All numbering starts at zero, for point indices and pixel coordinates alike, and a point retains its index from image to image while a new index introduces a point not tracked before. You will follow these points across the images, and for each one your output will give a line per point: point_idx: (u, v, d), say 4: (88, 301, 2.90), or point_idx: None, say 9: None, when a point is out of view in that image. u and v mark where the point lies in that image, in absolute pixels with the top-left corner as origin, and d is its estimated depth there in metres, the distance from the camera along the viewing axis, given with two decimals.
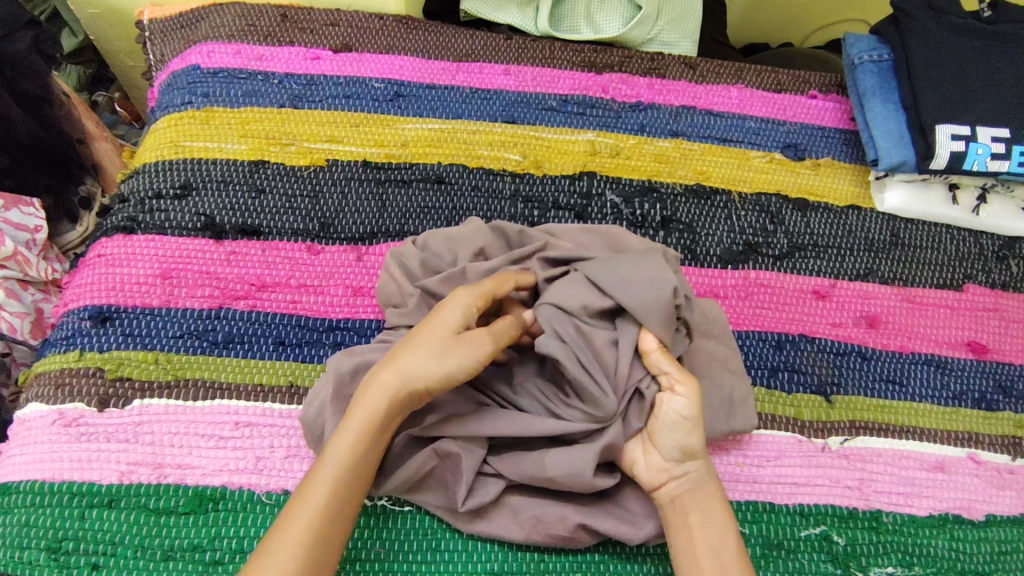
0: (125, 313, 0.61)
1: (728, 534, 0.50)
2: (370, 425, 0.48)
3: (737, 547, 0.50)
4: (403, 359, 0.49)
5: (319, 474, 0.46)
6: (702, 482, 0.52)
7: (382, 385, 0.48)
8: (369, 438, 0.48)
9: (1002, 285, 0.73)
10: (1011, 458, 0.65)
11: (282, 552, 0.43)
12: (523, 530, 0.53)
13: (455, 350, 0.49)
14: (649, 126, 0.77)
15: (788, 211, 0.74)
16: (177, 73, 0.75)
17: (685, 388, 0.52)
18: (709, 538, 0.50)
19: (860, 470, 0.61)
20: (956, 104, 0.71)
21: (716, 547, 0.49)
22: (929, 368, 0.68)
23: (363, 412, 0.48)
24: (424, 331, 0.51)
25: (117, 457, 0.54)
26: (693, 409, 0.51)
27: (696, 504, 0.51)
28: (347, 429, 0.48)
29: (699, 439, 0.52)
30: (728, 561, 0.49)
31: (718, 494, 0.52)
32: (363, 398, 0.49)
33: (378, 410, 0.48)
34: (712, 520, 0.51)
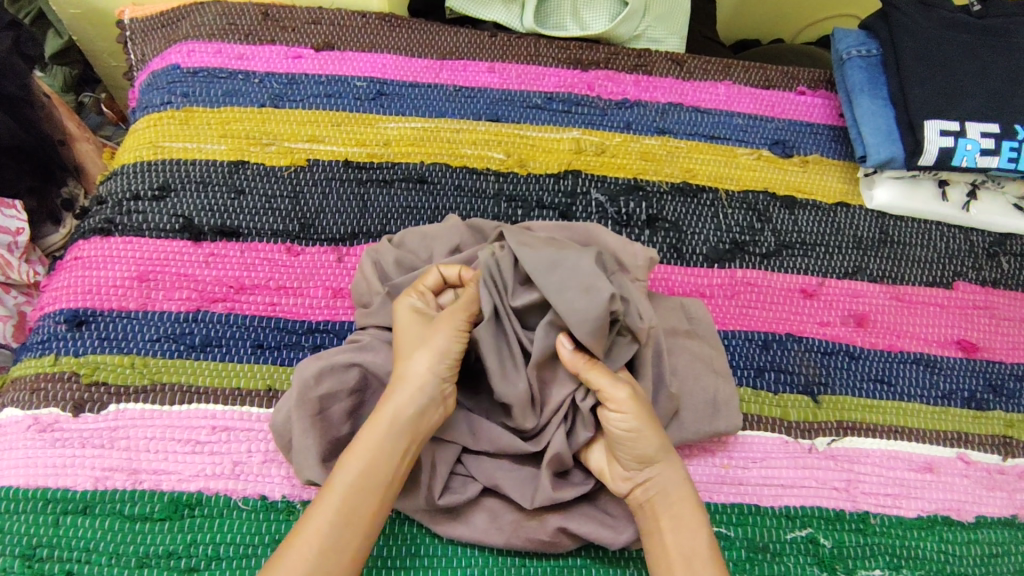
0: (102, 316, 0.60)
1: (702, 537, 0.49)
2: (383, 435, 0.49)
3: (711, 551, 0.48)
4: (403, 365, 0.51)
5: (333, 483, 0.48)
6: (671, 487, 0.50)
7: (395, 394, 0.50)
8: (383, 447, 0.49)
9: (993, 282, 0.73)
10: (1002, 459, 0.64)
11: (296, 557, 0.44)
12: (502, 534, 0.52)
13: (422, 338, 0.52)
14: (636, 123, 0.76)
15: (776, 209, 0.73)
16: (158, 73, 0.74)
17: (619, 399, 0.50)
18: (681, 543, 0.49)
19: (847, 471, 0.61)
20: (945, 99, 0.70)
21: (689, 552, 0.48)
22: (919, 367, 0.67)
23: (378, 423, 0.49)
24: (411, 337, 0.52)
25: (92, 463, 0.54)
26: (633, 420, 0.50)
27: (667, 507, 0.50)
28: (361, 440, 0.49)
29: (653, 445, 0.50)
30: (700, 565, 0.48)
31: (691, 496, 0.51)
32: (379, 411, 0.50)
33: (391, 420, 0.49)
34: (684, 524, 0.49)
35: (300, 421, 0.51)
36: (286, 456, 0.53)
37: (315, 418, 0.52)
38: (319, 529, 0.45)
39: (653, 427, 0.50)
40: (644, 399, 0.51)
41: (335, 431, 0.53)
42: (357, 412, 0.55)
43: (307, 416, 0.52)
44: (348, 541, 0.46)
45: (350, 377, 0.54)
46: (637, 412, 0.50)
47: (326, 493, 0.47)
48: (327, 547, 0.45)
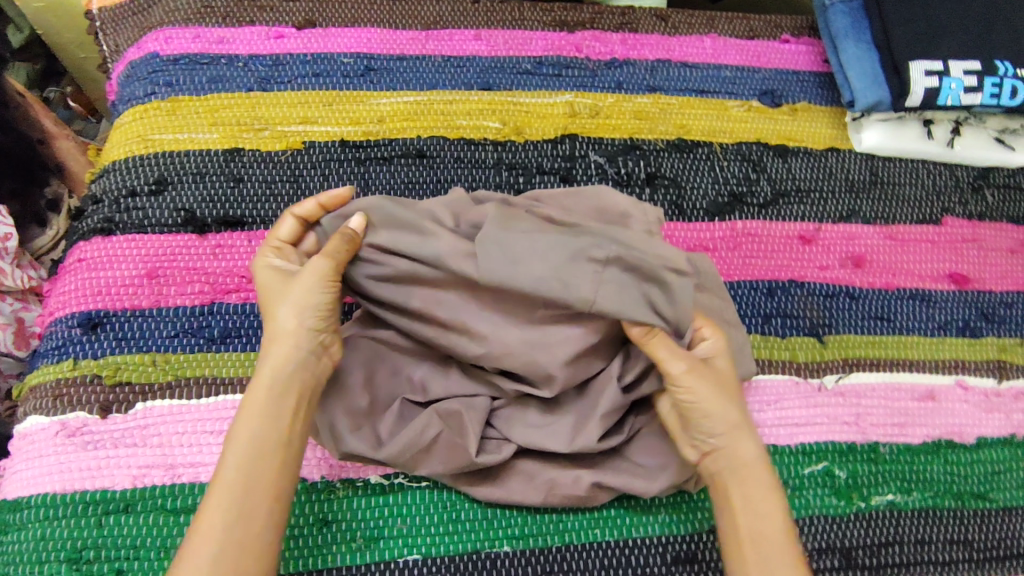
0: (115, 316, 0.59)
1: (775, 518, 0.50)
2: (267, 393, 0.48)
3: (784, 534, 0.49)
4: (277, 321, 0.51)
5: (226, 455, 0.47)
6: (741, 463, 0.51)
7: (270, 352, 0.50)
8: (270, 406, 0.48)
9: (979, 216, 0.75)
10: (997, 382, 0.67)
11: (209, 534, 0.44)
12: (539, 494, 0.54)
13: (288, 295, 0.51)
14: (627, 82, 0.76)
15: (770, 158, 0.75)
16: (136, 63, 0.72)
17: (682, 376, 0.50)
18: (751, 524, 0.50)
19: (856, 406, 0.64)
20: (926, 40, 0.72)
21: (760, 533, 0.49)
22: (915, 301, 0.70)
23: (260, 382, 0.49)
24: (280, 294, 0.52)
25: (127, 462, 0.54)
26: (696, 399, 0.51)
27: (738, 485, 0.51)
28: (246, 405, 0.48)
29: (716, 419, 0.51)
30: (771, 548, 0.49)
31: (765, 474, 0.51)
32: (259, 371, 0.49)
33: (274, 376, 0.49)
34: (755, 504, 0.50)
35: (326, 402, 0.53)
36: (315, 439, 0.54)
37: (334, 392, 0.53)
38: (222, 502, 0.45)
39: (715, 404, 0.51)
40: (705, 370, 0.52)
41: (355, 401, 0.53)
42: (371, 384, 0.55)
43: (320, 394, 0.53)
44: (258, 504, 0.46)
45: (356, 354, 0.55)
46: (698, 383, 0.51)
47: (222, 465, 0.47)
48: (233, 517, 0.45)
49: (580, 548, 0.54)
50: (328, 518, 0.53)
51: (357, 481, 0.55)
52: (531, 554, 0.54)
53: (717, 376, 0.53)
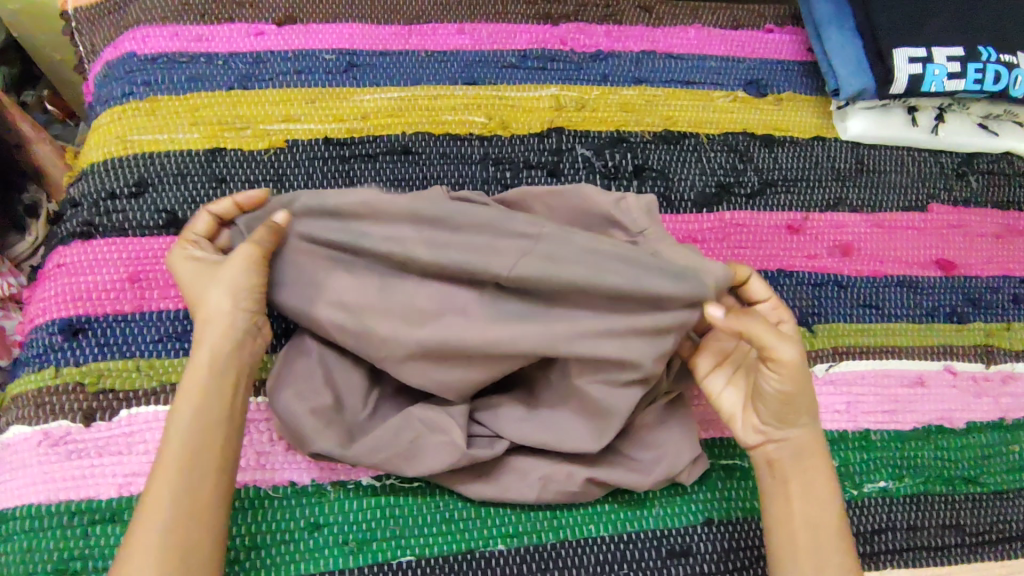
0: (97, 322, 0.57)
1: (831, 509, 0.51)
2: (208, 370, 0.49)
3: (836, 524, 0.51)
4: (210, 300, 0.51)
5: (169, 432, 0.47)
6: (805, 452, 0.52)
7: (205, 330, 0.50)
8: (210, 382, 0.49)
9: (963, 202, 0.76)
10: (985, 366, 0.68)
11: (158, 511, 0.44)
12: (533, 491, 0.53)
13: (212, 281, 0.51)
14: (612, 75, 0.76)
15: (756, 147, 0.74)
16: (113, 63, 0.70)
17: (788, 354, 0.49)
18: (806, 511, 0.51)
19: (847, 394, 0.64)
20: (910, 27, 0.72)
21: (815, 520, 0.50)
22: (903, 288, 0.70)
23: (198, 360, 0.49)
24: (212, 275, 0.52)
25: (113, 470, 0.53)
26: (787, 380, 0.50)
27: (799, 472, 0.52)
28: (185, 383, 0.49)
29: (801, 409, 0.51)
30: (825, 536, 0.50)
31: (821, 462, 0.52)
32: (197, 349, 0.50)
33: (214, 353, 0.50)
34: (813, 491, 0.51)
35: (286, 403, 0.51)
36: (289, 439, 0.53)
37: (294, 394, 0.52)
38: (167, 483, 0.45)
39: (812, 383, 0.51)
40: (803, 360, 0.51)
41: (321, 400, 0.52)
42: (334, 381, 0.53)
43: (277, 392, 0.52)
44: (203, 482, 0.46)
45: (310, 353, 0.54)
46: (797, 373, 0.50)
47: (167, 441, 0.47)
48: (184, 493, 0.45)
49: (575, 545, 0.54)
50: (320, 521, 0.53)
51: (348, 483, 0.54)
52: (526, 552, 0.53)
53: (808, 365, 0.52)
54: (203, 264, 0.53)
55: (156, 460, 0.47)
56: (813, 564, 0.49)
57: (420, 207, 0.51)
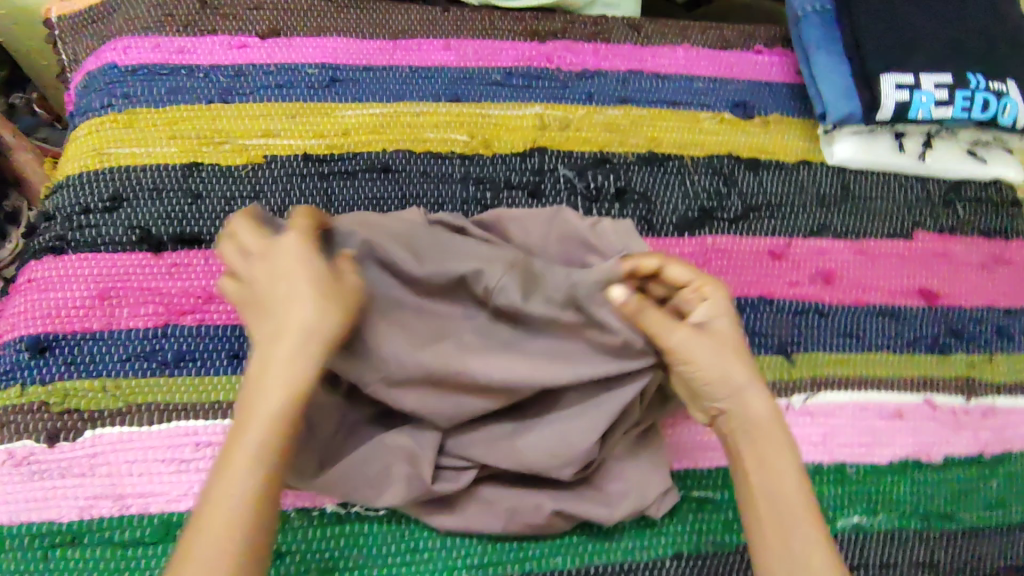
0: (65, 340, 0.57)
1: (790, 479, 0.50)
2: (284, 400, 0.45)
3: (800, 494, 0.49)
4: (296, 318, 0.46)
5: (234, 452, 0.45)
6: (756, 421, 0.51)
7: (290, 351, 0.46)
8: (284, 413, 0.45)
9: (950, 230, 0.75)
10: (966, 399, 0.67)
11: (212, 542, 0.42)
12: (499, 522, 0.53)
13: (288, 286, 0.47)
14: (598, 94, 0.75)
15: (741, 171, 0.74)
16: (93, 73, 0.69)
17: (678, 344, 0.51)
18: (765, 485, 0.49)
19: (823, 426, 0.63)
20: (899, 53, 0.71)
21: (775, 494, 0.49)
22: (884, 318, 0.69)
23: (273, 383, 0.45)
24: (300, 285, 0.47)
25: (74, 493, 0.53)
26: (692, 362, 0.51)
27: (753, 444, 0.51)
28: (259, 404, 0.45)
29: (715, 383, 0.51)
30: (787, 508, 0.49)
31: (778, 433, 0.51)
32: (275, 367, 0.46)
33: (291, 382, 0.46)
34: (768, 463, 0.50)
35: None
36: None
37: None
38: (223, 520, 0.43)
39: (717, 369, 0.51)
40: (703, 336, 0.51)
41: None
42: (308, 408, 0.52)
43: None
44: (261, 522, 0.44)
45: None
46: (696, 352, 0.51)
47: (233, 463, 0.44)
48: (241, 531, 0.43)
49: None
50: (284, 549, 0.53)
51: (313, 510, 0.54)
52: None
53: (720, 336, 0.52)
54: (268, 267, 0.48)
55: (214, 470, 0.45)
56: (778, 539, 0.48)
57: (418, 233, 0.54)
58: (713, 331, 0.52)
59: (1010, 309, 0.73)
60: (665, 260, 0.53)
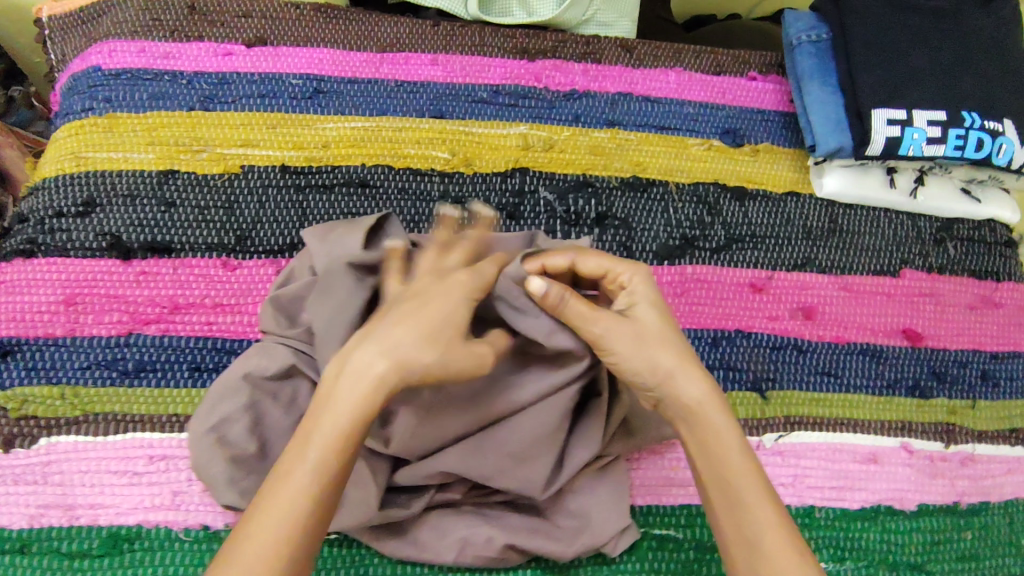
0: (27, 345, 0.58)
1: (730, 457, 0.48)
2: (360, 426, 0.42)
3: (746, 469, 0.47)
4: (400, 346, 0.44)
5: (298, 466, 0.41)
6: (691, 404, 0.49)
7: (383, 381, 0.43)
8: (356, 439, 0.42)
9: (939, 269, 0.73)
10: (945, 445, 0.65)
11: (254, 555, 0.39)
12: (450, 553, 0.52)
13: (425, 315, 0.45)
14: (585, 116, 0.74)
15: (726, 200, 0.72)
16: (77, 75, 0.69)
17: (603, 334, 0.49)
18: (710, 467, 0.48)
19: (794, 467, 0.62)
20: (893, 87, 0.69)
21: (721, 473, 0.47)
22: (865, 358, 0.68)
23: (352, 406, 0.42)
24: (420, 313, 0.45)
25: (25, 500, 0.53)
26: (622, 351, 0.49)
27: (693, 425, 0.49)
28: (336, 425, 0.42)
29: (644, 369, 0.49)
30: (732, 488, 0.47)
31: (715, 415, 0.49)
32: (352, 389, 0.43)
33: (371, 411, 0.43)
34: (706, 443, 0.48)
35: (205, 450, 0.51)
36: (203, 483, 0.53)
37: (214, 444, 0.51)
38: (266, 537, 0.40)
39: (645, 358, 0.49)
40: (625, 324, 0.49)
41: (243, 449, 0.51)
42: (259, 428, 0.52)
43: (200, 436, 0.51)
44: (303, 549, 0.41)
45: (237, 397, 0.52)
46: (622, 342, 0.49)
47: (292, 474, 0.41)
48: (285, 554, 0.40)
49: None
50: None
51: None
52: None
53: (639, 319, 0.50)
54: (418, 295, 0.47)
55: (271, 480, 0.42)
56: (733, 528, 0.46)
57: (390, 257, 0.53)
58: (633, 319, 0.50)
59: (996, 353, 0.71)
60: (573, 256, 0.52)
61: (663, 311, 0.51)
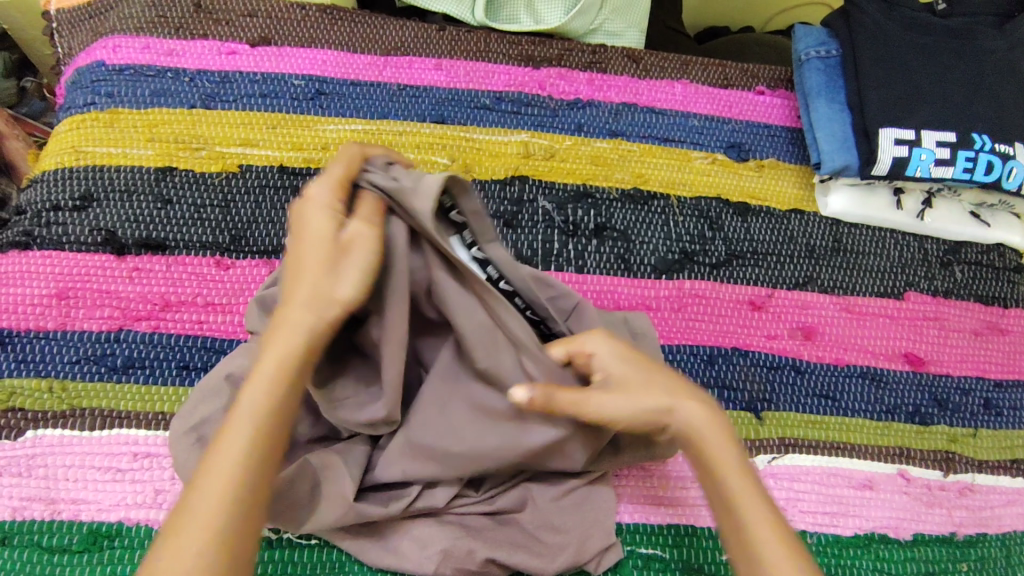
0: (18, 338, 0.58)
1: (741, 485, 0.45)
2: (285, 370, 0.42)
3: (755, 496, 0.45)
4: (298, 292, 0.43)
5: (229, 432, 0.41)
6: (693, 434, 0.46)
7: (292, 321, 0.42)
8: (285, 379, 0.42)
9: (944, 293, 0.72)
10: (943, 474, 0.64)
11: (199, 523, 0.38)
12: (430, 565, 0.51)
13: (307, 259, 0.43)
14: (588, 125, 0.73)
15: (728, 216, 0.71)
16: (82, 70, 0.70)
17: (600, 408, 0.46)
18: (717, 497, 0.45)
19: (787, 490, 0.60)
20: (902, 106, 0.68)
21: (725, 500, 0.45)
22: (865, 381, 0.66)
23: (270, 356, 0.42)
24: (301, 251, 0.44)
25: (8, 492, 0.53)
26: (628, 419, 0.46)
27: (697, 456, 0.47)
28: (258, 377, 0.42)
29: (644, 418, 0.46)
30: (741, 516, 0.44)
31: (712, 436, 0.46)
32: (270, 341, 0.43)
33: (290, 350, 0.42)
34: (710, 473, 0.46)
35: (185, 449, 0.50)
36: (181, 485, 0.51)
37: (194, 443, 0.50)
38: (207, 505, 0.39)
39: (637, 415, 0.46)
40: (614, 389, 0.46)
41: None
42: None
43: (181, 436, 0.50)
44: (250, 506, 0.39)
45: (219, 397, 0.51)
46: (622, 407, 0.46)
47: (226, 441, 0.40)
48: (230, 514, 0.39)
49: None
50: None
51: None
52: None
53: (623, 375, 0.47)
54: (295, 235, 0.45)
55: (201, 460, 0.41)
56: (738, 550, 0.44)
57: None
58: (617, 382, 0.47)
59: (1001, 382, 0.69)
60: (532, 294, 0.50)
61: (630, 358, 0.49)
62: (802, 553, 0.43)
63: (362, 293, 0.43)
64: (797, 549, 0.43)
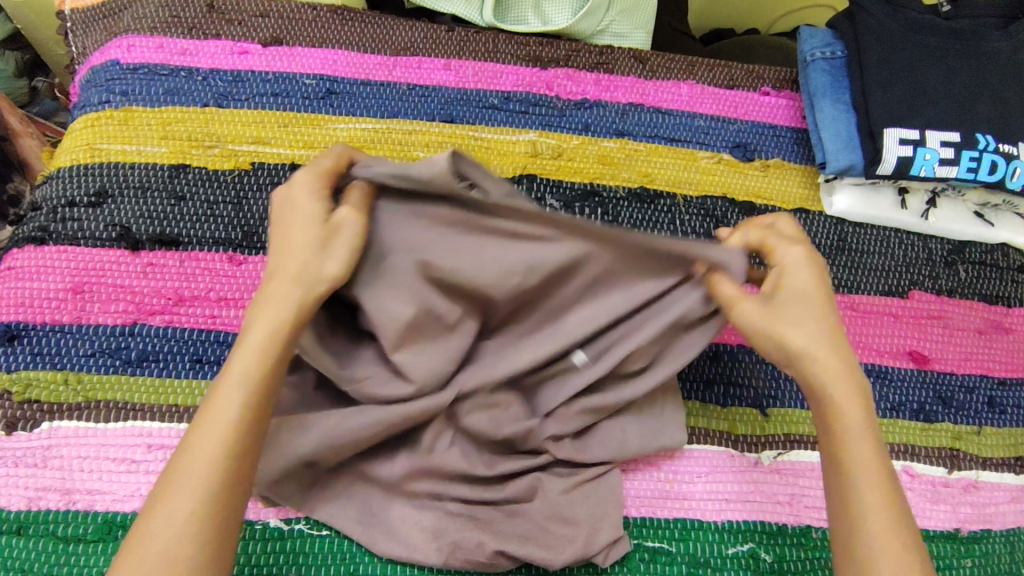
0: (34, 331, 0.59)
1: (863, 454, 0.47)
2: (275, 334, 0.46)
3: (871, 466, 0.47)
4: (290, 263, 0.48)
5: (223, 390, 0.45)
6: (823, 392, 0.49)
7: (282, 290, 0.47)
8: (275, 343, 0.46)
9: (948, 291, 0.72)
10: (947, 471, 0.64)
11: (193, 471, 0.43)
12: (440, 555, 0.52)
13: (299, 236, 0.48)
14: (595, 125, 0.74)
15: (734, 215, 0.72)
16: (96, 68, 0.71)
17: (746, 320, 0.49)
18: (834, 456, 0.48)
19: (792, 485, 0.61)
20: (906, 107, 0.69)
21: (840, 463, 0.48)
22: (870, 379, 0.67)
23: (262, 322, 0.46)
24: (290, 227, 0.49)
25: (25, 483, 0.54)
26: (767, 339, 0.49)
27: (825, 412, 0.49)
28: (250, 339, 0.46)
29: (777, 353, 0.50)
30: (853, 479, 0.47)
31: (844, 403, 0.48)
32: (262, 308, 0.47)
33: (280, 318, 0.46)
34: (833, 435, 0.49)
35: None
36: None
37: None
38: (200, 456, 0.43)
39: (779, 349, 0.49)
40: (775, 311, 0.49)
41: None
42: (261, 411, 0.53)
43: None
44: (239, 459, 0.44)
45: None
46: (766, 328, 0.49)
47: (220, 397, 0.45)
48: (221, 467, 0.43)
49: None
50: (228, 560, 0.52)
51: (256, 523, 0.54)
52: None
53: (789, 306, 0.49)
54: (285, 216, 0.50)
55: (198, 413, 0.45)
56: (840, 508, 0.47)
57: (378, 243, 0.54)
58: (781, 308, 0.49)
59: (1004, 380, 0.70)
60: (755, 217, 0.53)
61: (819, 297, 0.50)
62: (904, 526, 0.46)
63: (349, 266, 0.48)
64: (900, 520, 0.46)
